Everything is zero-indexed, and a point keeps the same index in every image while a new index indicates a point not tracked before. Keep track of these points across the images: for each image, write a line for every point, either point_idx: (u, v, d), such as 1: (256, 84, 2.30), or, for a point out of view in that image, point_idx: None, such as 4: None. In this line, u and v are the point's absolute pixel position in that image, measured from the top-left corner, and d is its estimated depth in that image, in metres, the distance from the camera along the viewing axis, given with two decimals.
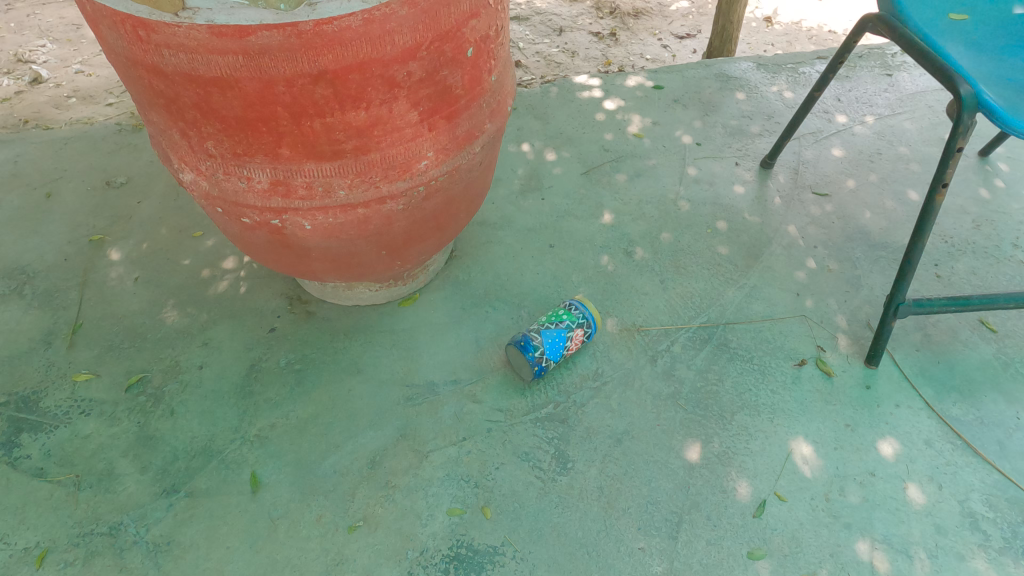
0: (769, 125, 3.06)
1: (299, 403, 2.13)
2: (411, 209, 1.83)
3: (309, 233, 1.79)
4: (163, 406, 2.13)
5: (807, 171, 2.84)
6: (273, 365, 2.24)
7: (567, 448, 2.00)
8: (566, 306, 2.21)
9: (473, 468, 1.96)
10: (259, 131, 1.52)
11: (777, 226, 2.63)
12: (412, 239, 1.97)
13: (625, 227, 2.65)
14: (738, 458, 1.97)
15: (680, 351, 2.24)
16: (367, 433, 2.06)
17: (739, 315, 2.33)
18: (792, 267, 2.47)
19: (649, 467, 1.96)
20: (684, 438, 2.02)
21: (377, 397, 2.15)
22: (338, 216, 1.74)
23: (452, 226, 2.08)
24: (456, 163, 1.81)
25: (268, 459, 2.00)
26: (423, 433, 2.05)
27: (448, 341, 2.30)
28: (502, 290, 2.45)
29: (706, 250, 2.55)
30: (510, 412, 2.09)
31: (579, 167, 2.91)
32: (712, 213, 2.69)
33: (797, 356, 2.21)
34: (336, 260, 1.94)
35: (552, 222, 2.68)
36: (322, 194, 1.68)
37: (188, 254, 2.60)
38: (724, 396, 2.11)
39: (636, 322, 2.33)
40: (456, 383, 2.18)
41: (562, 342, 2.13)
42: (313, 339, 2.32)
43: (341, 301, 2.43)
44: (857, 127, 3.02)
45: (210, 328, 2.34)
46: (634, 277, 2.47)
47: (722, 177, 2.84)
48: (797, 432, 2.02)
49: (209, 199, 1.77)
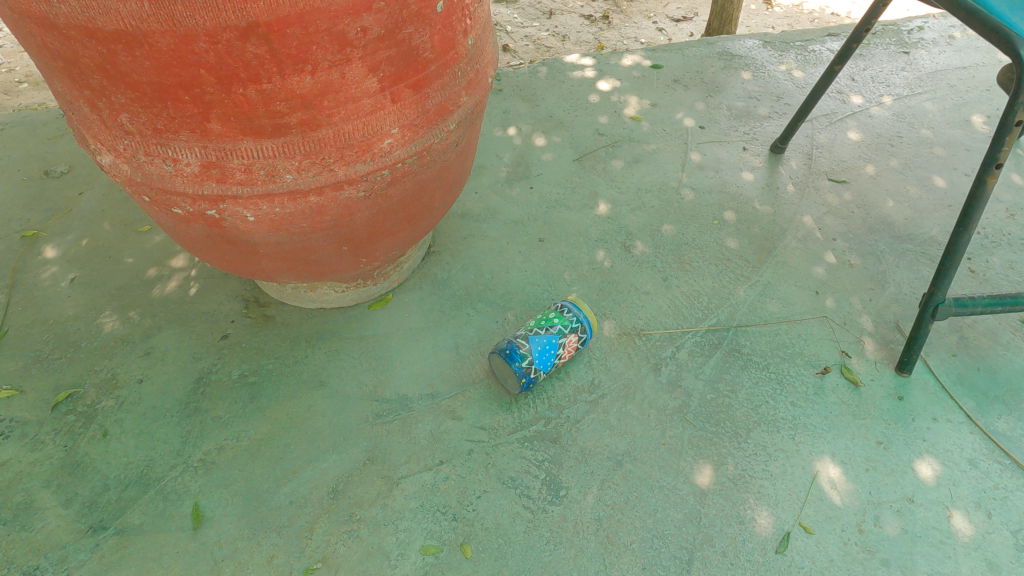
0: (778, 107, 2.80)
1: (251, 422, 1.86)
2: (375, 197, 1.56)
3: (254, 227, 1.52)
4: (95, 426, 1.85)
5: (822, 156, 2.58)
6: (224, 377, 1.96)
7: (559, 473, 1.74)
8: (557, 308, 1.95)
9: (451, 498, 1.70)
10: (180, 100, 1.24)
11: (791, 216, 2.37)
12: (379, 232, 1.70)
13: (623, 218, 2.38)
14: (756, 483, 1.72)
15: (687, 358, 1.98)
16: (329, 457, 1.79)
17: (752, 316, 2.07)
18: (809, 262, 2.22)
19: (654, 494, 1.70)
20: (694, 459, 1.76)
21: (342, 414, 1.88)
22: (287, 206, 1.47)
23: (426, 218, 1.81)
24: (427, 142, 1.54)
25: (213, 488, 1.73)
26: (394, 456, 1.78)
27: (424, 348, 2.03)
28: (486, 290, 2.18)
29: (713, 243, 2.29)
30: (494, 431, 1.83)
31: (571, 153, 2.63)
32: (719, 202, 2.43)
33: (819, 363, 1.95)
34: (289, 258, 1.66)
35: (542, 213, 2.41)
36: (265, 178, 1.40)
37: (132, 251, 2.32)
38: (738, 410, 1.86)
39: (637, 325, 2.07)
40: (433, 397, 1.91)
41: (553, 349, 1.86)
42: (271, 347, 2.04)
43: (304, 303, 2.15)
44: (874, 108, 2.77)
45: (154, 335, 2.06)
46: (633, 274, 2.21)
47: (729, 162, 2.57)
48: (822, 452, 1.77)
49: (132, 188, 1.49)
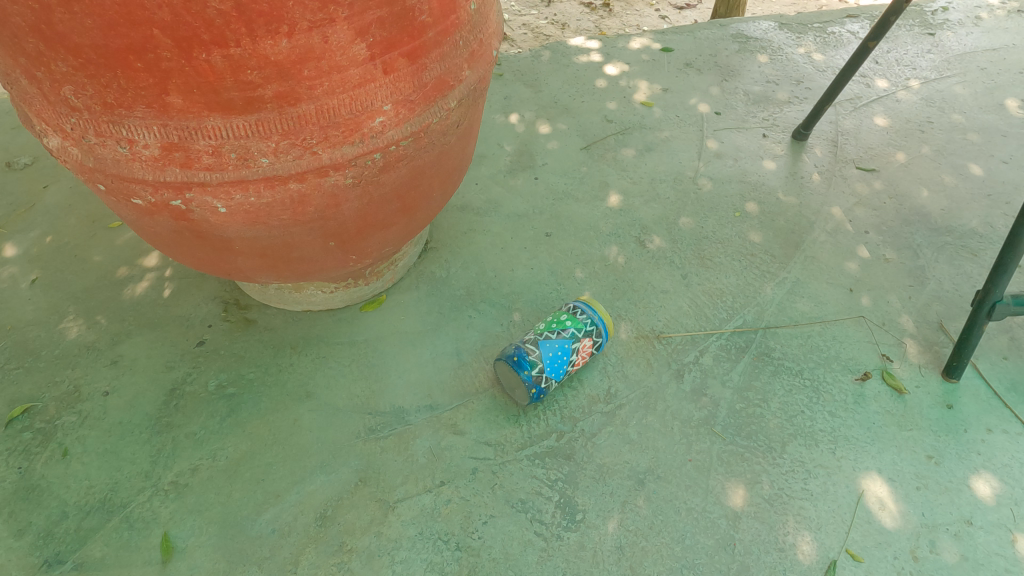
0: (798, 92, 2.62)
1: (230, 439, 1.67)
2: (365, 185, 1.37)
3: (227, 219, 1.32)
4: (53, 445, 1.65)
5: (848, 143, 2.40)
6: (200, 389, 1.77)
7: (574, 494, 1.56)
8: (569, 309, 1.76)
9: (453, 524, 1.51)
10: (131, 68, 1.05)
11: (819, 207, 2.19)
12: (370, 226, 1.50)
13: (636, 210, 2.20)
14: (795, 504, 1.53)
15: (713, 364, 1.80)
16: (317, 479, 1.59)
17: (781, 317, 1.89)
18: (841, 257, 2.04)
19: (681, 518, 1.52)
20: (724, 477, 1.58)
21: (331, 429, 1.68)
22: (263, 194, 1.27)
23: (423, 210, 1.62)
24: (425, 122, 1.35)
25: (186, 515, 1.54)
26: (390, 476, 1.59)
27: (421, 354, 1.84)
28: (489, 289, 1.99)
29: (735, 237, 2.11)
30: (501, 447, 1.64)
31: (578, 141, 2.45)
32: (739, 192, 2.25)
33: (858, 368, 1.77)
34: (268, 256, 1.46)
35: (549, 205, 2.22)
36: (237, 162, 1.21)
37: (100, 249, 2.12)
38: (771, 421, 1.68)
39: (655, 327, 1.88)
40: (432, 410, 1.72)
41: (566, 356, 1.68)
42: (252, 354, 1.85)
43: (288, 306, 1.95)
44: (901, 93, 2.58)
45: (122, 342, 1.86)
46: (649, 271, 2.02)
47: (748, 150, 2.39)
48: (866, 468, 1.59)
49: (84, 175, 1.29)
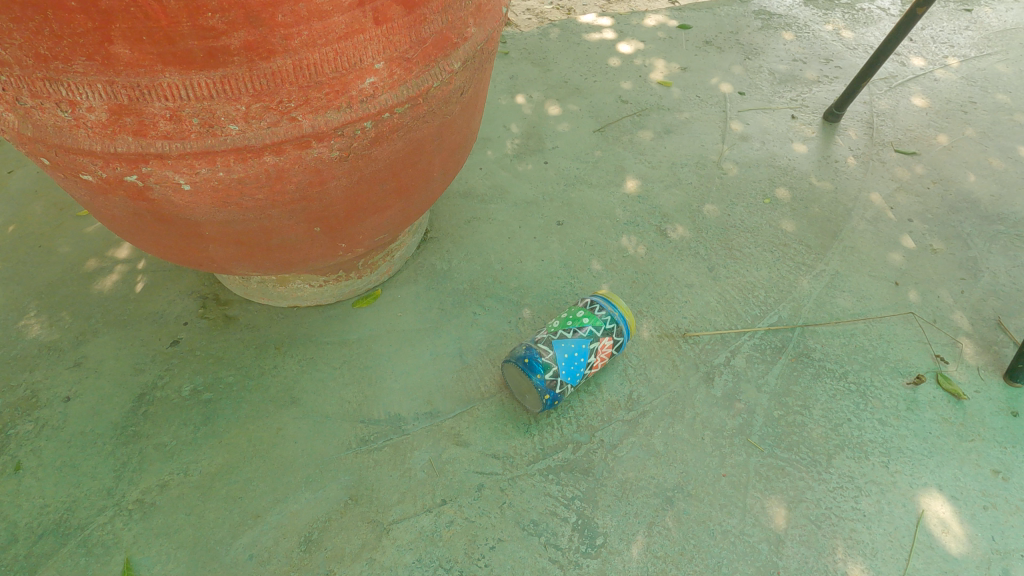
0: (828, 71, 2.42)
1: (205, 452, 1.48)
2: (355, 160, 1.18)
3: (193, 199, 1.13)
4: (5, 458, 1.46)
5: (884, 125, 2.21)
6: (172, 394, 1.58)
7: (594, 515, 1.37)
8: (586, 305, 1.56)
9: (457, 550, 1.33)
10: (64, 7, 0.86)
11: (856, 193, 2.00)
12: (362, 210, 1.31)
13: (655, 197, 2.01)
14: (847, 526, 1.35)
15: (746, 366, 1.61)
16: (301, 497, 1.41)
17: (820, 314, 1.71)
18: (883, 247, 1.85)
19: (716, 542, 1.33)
20: (764, 495, 1.39)
21: (319, 441, 1.50)
22: (233, 168, 1.08)
23: (423, 193, 1.42)
24: (424, 86, 1.15)
25: (152, 539, 1.35)
26: (384, 494, 1.41)
27: (420, 356, 1.65)
28: (495, 283, 1.80)
29: (766, 225, 1.92)
30: (510, 460, 1.46)
31: (591, 122, 2.25)
32: (768, 177, 2.06)
33: (909, 371, 1.59)
34: (244, 244, 1.27)
35: (560, 191, 2.03)
36: (200, 129, 1.02)
37: (68, 239, 1.92)
38: (814, 431, 1.49)
39: (681, 325, 1.70)
40: (432, 418, 1.53)
41: (583, 358, 1.49)
42: (232, 355, 1.66)
43: (273, 302, 1.76)
44: (939, 72, 2.39)
45: (87, 341, 1.67)
46: (672, 263, 1.83)
47: (776, 133, 2.20)
48: (925, 484, 1.40)
49: (26, 147, 1.10)
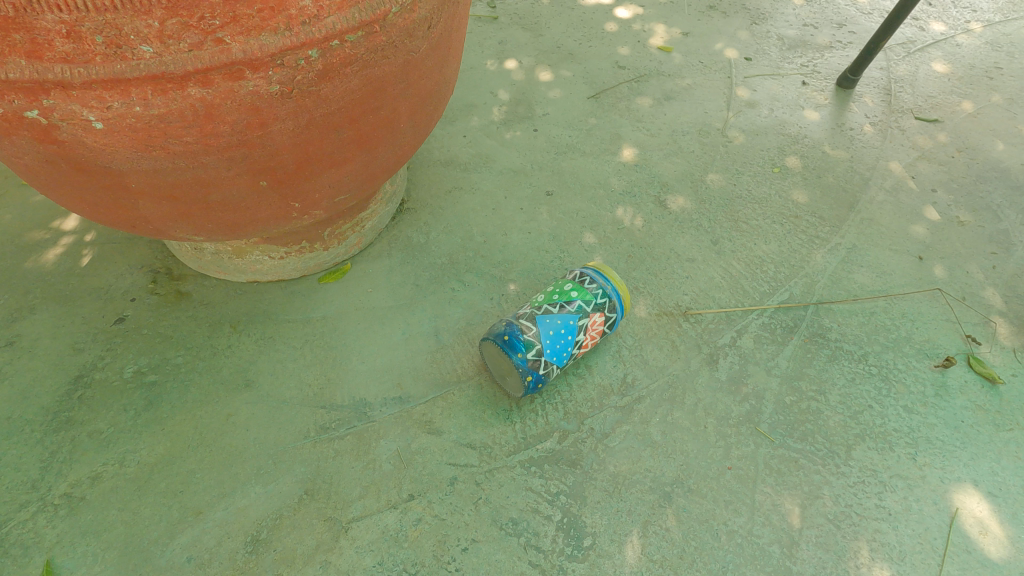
0: (841, 36, 2.25)
1: (145, 440, 1.32)
2: (300, 98, 1.01)
3: (109, 140, 0.96)
4: None
5: (904, 91, 2.03)
6: (112, 376, 1.41)
7: (581, 512, 1.21)
8: (576, 277, 1.39)
9: (424, 552, 1.17)
10: None
11: (873, 162, 1.83)
12: (315, 162, 1.14)
13: (654, 166, 1.84)
14: (870, 526, 1.18)
15: (754, 347, 1.44)
16: (251, 491, 1.25)
17: (836, 291, 1.54)
18: (905, 219, 1.68)
19: (721, 544, 1.17)
20: (776, 490, 1.23)
21: (275, 428, 1.34)
22: (152, 101, 0.91)
23: (389, 146, 1.25)
24: (381, 10, 0.98)
25: (78, 538, 1.19)
26: (343, 488, 1.25)
27: (391, 336, 1.49)
28: (477, 257, 1.63)
29: (775, 196, 1.75)
30: (487, 451, 1.29)
31: (585, 89, 2.08)
32: (778, 145, 1.89)
33: (937, 353, 1.42)
34: (179, 200, 1.10)
35: (550, 160, 1.87)
36: (106, 50, 0.84)
37: (10, 209, 1.76)
38: (831, 419, 1.32)
39: (681, 302, 1.53)
40: (401, 403, 1.37)
41: (570, 337, 1.32)
42: (183, 334, 1.49)
43: (231, 276, 1.59)
44: (961, 37, 2.22)
45: (22, 318, 1.50)
46: (672, 236, 1.66)
47: (786, 99, 2.03)
48: (959, 479, 1.24)
49: None
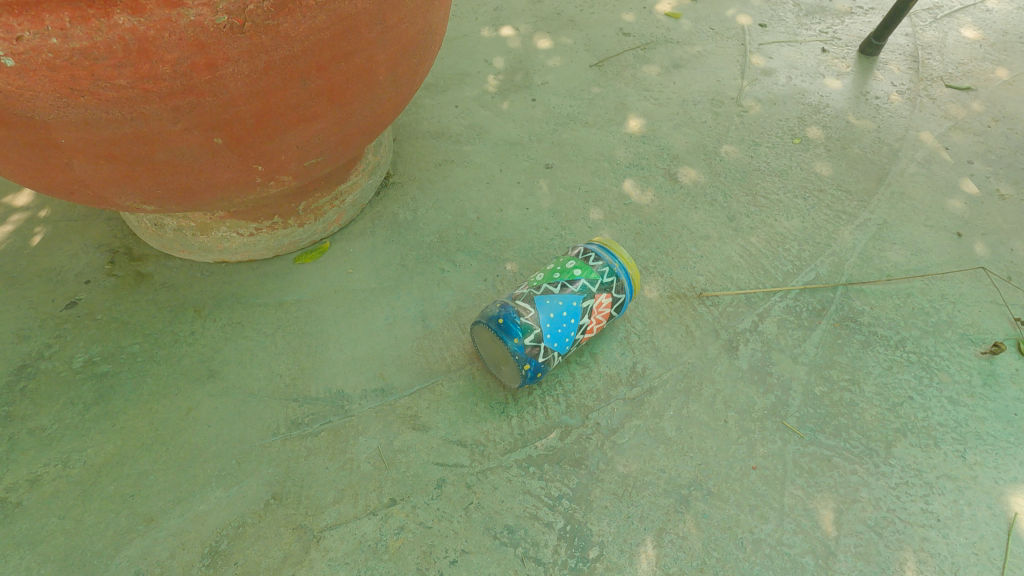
0: (862, 2, 2.09)
1: (94, 438, 1.16)
2: (255, 34, 0.85)
3: (25, 82, 0.80)
4: None
5: (932, 58, 1.88)
6: (60, 366, 1.26)
7: (586, 519, 1.06)
8: (579, 254, 1.23)
9: (406, 565, 1.02)
10: None
11: (903, 132, 1.68)
12: (278, 116, 0.98)
13: (663, 137, 1.69)
14: (916, 534, 1.03)
15: (778, 332, 1.29)
16: (211, 495, 1.10)
17: (867, 270, 1.39)
18: (940, 193, 1.53)
19: (747, 556, 1.02)
20: (808, 493, 1.08)
21: (240, 424, 1.18)
22: (72, 32, 0.75)
23: (366, 103, 1.10)
24: None
25: (11, 550, 1.04)
26: (316, 492, 1.10)
27: (373, 321, 1.34)
28: (470, 235, 1.48)
29: (796, 168, 1.60)
30: (480, 449, 1.14)
31: (587, 57, 1.93)
32: (797, 115, 1.73)
33: (983, 339, 1.27)
34: (118, 159, 0.95)
35: (550, 131, 1.71)
36: None
37: None
38: (868, 411, 1.17)
39: (695, 283, 1.38)
40: (383, 396, 1.22)
41: (573, 321, 1.17)
42: (141, 319, 1.34)
43: (197, 256, 1.44)
44: (991, 2, 2.06)
45: None
46: (684, 212, 1.51)
47: (805, 67, 1.87)
48: (1014, 480, 1.09)
49: None
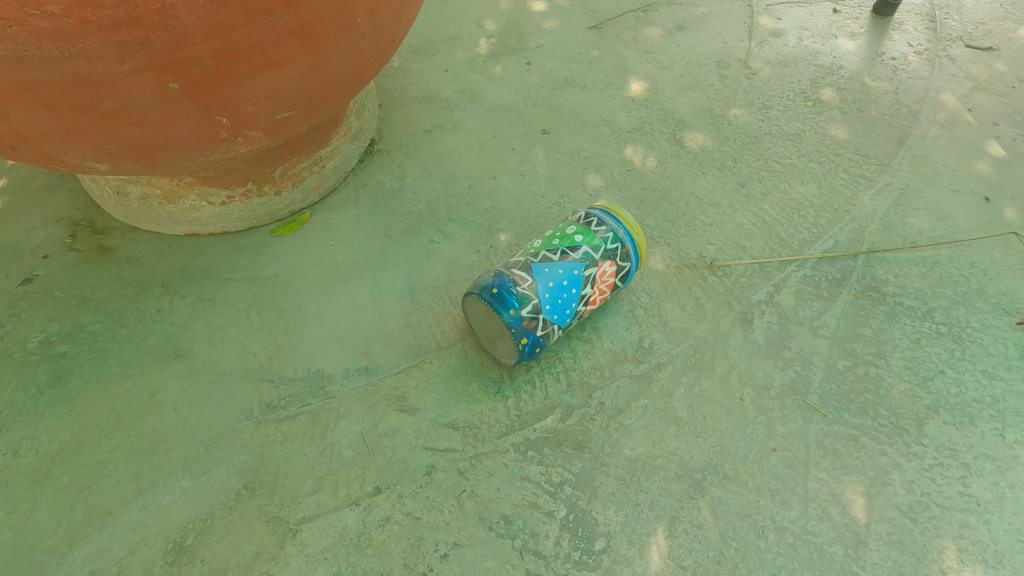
0: None
1: (48, 424, 1.06)
2: None
3: None
4: None
5: (951, 18, 1.77)
6: (13, 348, 1.15)
7: (591, 507, 0.96)
8: (580, 220, 1.13)
9: (392, 561, 0.91)
10: None
11: (922, 93, 1.57)
12: (241, 58, 0.87)
13: (667, 100, 1.58)
14: (955, 520, 0.94)
15: (796, 304, 1.19)
16: (176, 486, 0.99)
17: (889, 237, 1.29)
18: (965, 156, 1.43)
19: (769, 546, 0.92)
20: (835, 476, 0.98)
21: (210, 407, 1.08)
22: None
23: (342, 49, 0.99)
24: None
25: None
26: (293, 481, 0.99)
27: (356, 296, 1.23)
28: (461, 205, 1.37)
29: (810, 131, 1.50)
30: (473, 432, 1.04)
31: (585, 19, 1.81)
32: (810, 77, 1.63)
33: (1018, 309, 1.17)
34: (60, 105, 0.83)
35: (546, 95, 1.60)
36: None
37: None
38: (897, 387, 1.08)
39: (705, 253, 1.27)
40: (366, 375, 1.11)
41: (574, 291, 1.06)
42: (104, 296, 1.23)
43: (165, 228, 1.33)
44: None
45: None
46: (691, 178, 1.41)
47: (816, 28, 1.76)
48: None
49: None
